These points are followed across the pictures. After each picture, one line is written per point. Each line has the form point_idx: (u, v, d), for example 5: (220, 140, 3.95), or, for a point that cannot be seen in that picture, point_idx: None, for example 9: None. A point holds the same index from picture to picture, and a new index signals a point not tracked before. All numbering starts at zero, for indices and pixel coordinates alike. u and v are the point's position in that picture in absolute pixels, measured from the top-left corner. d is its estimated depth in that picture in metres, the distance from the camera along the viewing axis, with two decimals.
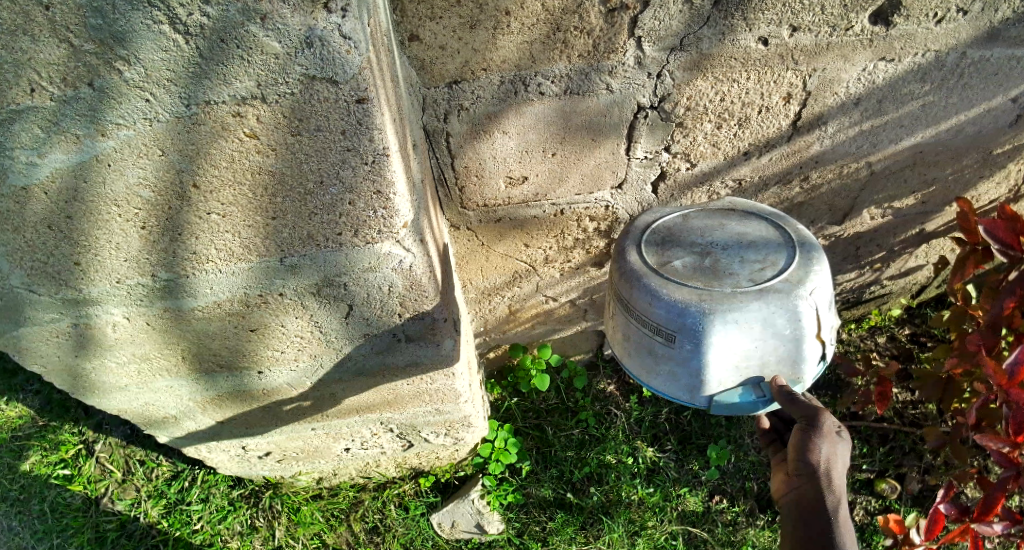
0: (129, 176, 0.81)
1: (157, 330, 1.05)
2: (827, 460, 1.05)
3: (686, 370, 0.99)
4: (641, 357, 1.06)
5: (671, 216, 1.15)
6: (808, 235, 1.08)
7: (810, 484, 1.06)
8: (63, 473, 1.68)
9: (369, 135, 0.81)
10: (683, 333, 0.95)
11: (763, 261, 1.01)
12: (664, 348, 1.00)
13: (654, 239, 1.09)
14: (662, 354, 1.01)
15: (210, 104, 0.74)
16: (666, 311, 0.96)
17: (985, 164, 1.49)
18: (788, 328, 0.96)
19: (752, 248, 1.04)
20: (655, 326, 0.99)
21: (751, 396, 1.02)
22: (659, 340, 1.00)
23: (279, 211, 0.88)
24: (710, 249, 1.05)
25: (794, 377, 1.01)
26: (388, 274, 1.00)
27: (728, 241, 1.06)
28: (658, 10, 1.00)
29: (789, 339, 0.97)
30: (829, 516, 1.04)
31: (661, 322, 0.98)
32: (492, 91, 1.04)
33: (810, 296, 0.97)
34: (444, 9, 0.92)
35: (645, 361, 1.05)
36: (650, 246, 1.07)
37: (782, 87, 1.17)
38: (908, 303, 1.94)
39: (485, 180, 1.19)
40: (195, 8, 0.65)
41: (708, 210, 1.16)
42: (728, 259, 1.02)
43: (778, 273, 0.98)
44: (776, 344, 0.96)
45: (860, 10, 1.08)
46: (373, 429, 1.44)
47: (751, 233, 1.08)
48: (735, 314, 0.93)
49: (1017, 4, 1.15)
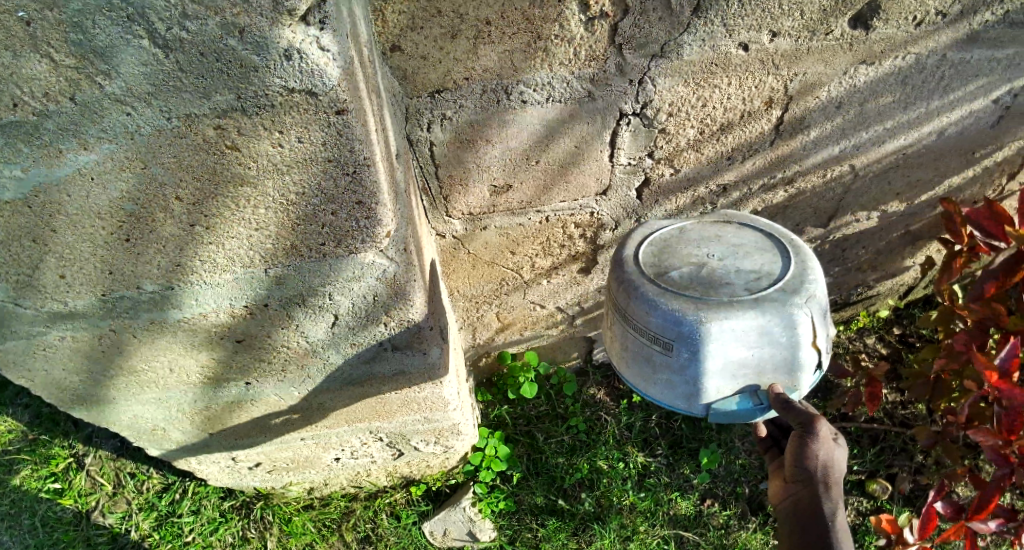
0: (112, 190, 0.81)
1: (144, 342, 1.05)
2: (824, 466, 1.05)
3: (683, 378, 1.00)
4: (639, 366, 1.07)
5: (668, 228, 1.15)
6: (803, 246, 1.09)
7: (808, 489, 1.07)
8: (53, 486, 1.68)
9: (351, 146, 0.81)
10: (680, 341, 0.96)
11: (759, 271, 1.01)
12: (662, 357, 1.01)
13: (651, 250, 1.09)
14: (660, 362, 1.02)
15: (191, 117, 0.74)
16: (664, 320, 0.97)
17: (968, 165, 1.51)
18: (784, 336, 0.96)
19: (748, 259, 1.05)
20: (653, 335, 1.00)
21: (749, 403, 1.02)
22: (657, 348, 1.01)
23: (262, 221, 0.88)
24: (706, 260, 1.05)
25: (792, 385, 1.02)
26: (373, 283, 1.00)
27: (725, 252, 1.06)
28: (637, 17, 1.01)
29: (785, 347, 0.97)
30: (826, 521, 1.04)
31: (658, 331, 0.98)
32: (474, 100, 1.05)
33: (806, 304, 0.97)
34: (425, 20, 0.93)
35: (644, 370, 1.06)
36: (648, 257, 1.08)
37: (764, 92, 1.18)
38: (896, 304, 1.96)
39: (470, 188, 1.20)
40: (174, 23, 0.65)
41: (704, 222, 1.16)
42: (724, 270, 1.02)
43: (774, 283, 0.99)
44: (772, 352, 0.97)
45: (839, 15, 1.09)
46: (363, 438, 1.44)
47: (747, 244, 1.09)
48: (731, 322, 0.94)
49: (995, 6, 1.16)
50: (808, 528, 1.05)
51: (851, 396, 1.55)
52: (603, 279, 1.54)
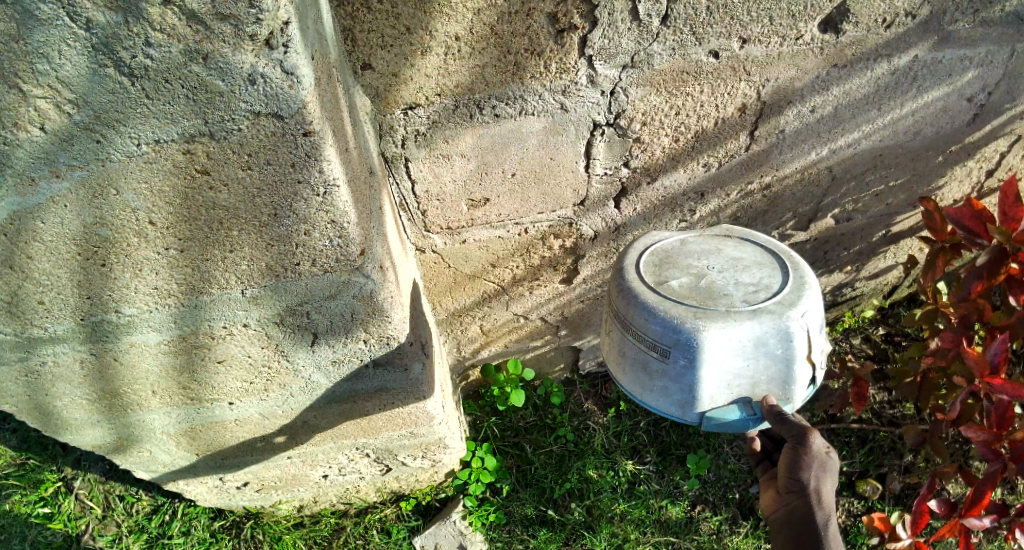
0: (85, 216, 0.79)
1: (125, 365, 1.05)
2: (818, 476, 1.05)
3: (679, 385, 0.99)
4: (635, 373, 1.06)
5: (670, 239, 1.15)
6: (803, 262, 1.09)
7: (802, 498, 1.07)
8: (42, 511, 1.68)
9: (318, 167, 0.81)
10: (678, 348, 0.96)
11: (757, 284, 1.02)
12: (659, 363, 1.00)
13: (653, 259, 1.09)
14: (656, 369, 1.01)
15: (160, 143, 0.73)
16: (662, 327, 0.97)
17: (947, 163, 1.51)
18: (780, 348, 0.96)
19: (747, 272, 1.05)
20: (651, 342, 0.99)
21: (743, 413, 1.02)
22: (654, 355, 1.00)
23: (236, 244, 0.87)
24: (706, 271, 1.05)
25: (785, 397, 1.02)
26: (350, 301, 1.01)
27: (724, 265, 1.06)
28: (606, 29, 1.01)
29: (781, 359, 0.97)
30: (819, 532, 1.04)
31: (655, 338, 0.98)
32: (447, 115, 1.06)
33: (802, 318, 0.97)
34: (395, 38, 0.93)
35: (640, 377, 1.05)
36: (649, 265, 1.08)
37: (737, 99, 1.19)
38: (881, 303, 1.97)
39: (447, 203, 1.21)
40: (138, 51, 0.64)
41: (705, 235, 1.16)
42: (723, 281, 1.02)
43: (772, 296, 0.99)
44: (767, 363, 0.97)
45: (809, 19, 1.10)
46: (350, 455, 1.44)
47: (748, 258, 1.09)
48: (729, 332, 0.94)
49: (965, 6, 1.17)
50: (802, 538, 1.05)
51: (837, 396, 1.58)
52: (585, 289, 1.55)
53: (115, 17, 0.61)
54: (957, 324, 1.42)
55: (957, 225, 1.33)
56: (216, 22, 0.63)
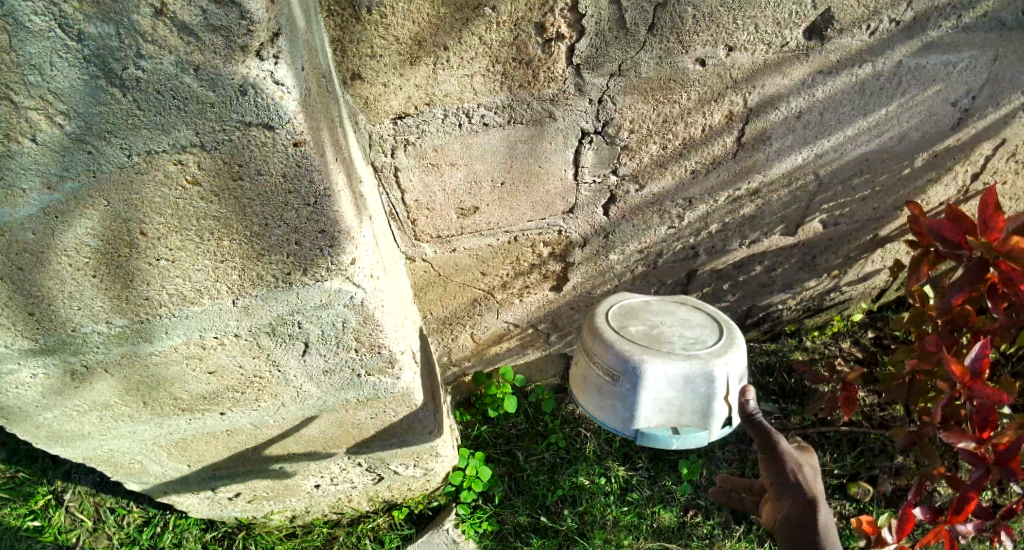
0: (76, 227, 0.80)
1: (117, 376, 1.04)
2: (797, 466, 1.07)
3: (621, 407, 1.10)
4: (590, 394, 1.16)
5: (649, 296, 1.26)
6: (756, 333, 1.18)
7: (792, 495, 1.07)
8: (33, 524, 1.66)
9: (309, 176, 0.81)
10: (624, 374, 1.07)
11: (706, 337, 1.12)
12: (609, 386, 1.11)
13: (626, 305, 1.21)
14: (605, 391, 1.12)
15: (151, 154, 0.73)
16: (613, 356, 1.08)
17: (932, 168, 1.53)
18: (705, 389, 1.06)
19: (706, 327, 1.15)
20: (604, 366, 1.10)
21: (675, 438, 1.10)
22: (605, 378, 1.11)
23: (227, 254, 0.88)
24: (671, 321, 1.16)
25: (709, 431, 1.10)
26: (342, 310, 1.01)
27: (687, 319, 1.17)
28: (593, 38, 1.02)
29: (706, 399, 1.07)
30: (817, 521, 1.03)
31: (607, 363, 1.09)
32: (437, 124, 1.07)
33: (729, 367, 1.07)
34: (385, 48, 0.94)
35: (592, 399, 1.16)
36: (621, 308, 1.19)
37: (724, 106, 1.20)
38: (869, 307, 2.00)
39: (437, 212, 1.22)
40: (130, 62, 0.64)
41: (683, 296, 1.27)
42: (679, 329, 1.14)
43: (708, 347, 1.09)
44: (695, 400, 1.07)
45: (793, 27, 1.11)
46: (342, 464, 1.44)
47: (711, 317, 1.19)
48: (667, 368, 1.05)
49: (947, 13, 1.18)
50: (805, 534, 1.04)
51: (827, 400, 1.59)
52: (575, 296, 1.56)
53: (107, 29, 0.61)
54: (941, 328, 1.42)
55: (936, 237, 1.35)
56: (207, 33, 0.64)
